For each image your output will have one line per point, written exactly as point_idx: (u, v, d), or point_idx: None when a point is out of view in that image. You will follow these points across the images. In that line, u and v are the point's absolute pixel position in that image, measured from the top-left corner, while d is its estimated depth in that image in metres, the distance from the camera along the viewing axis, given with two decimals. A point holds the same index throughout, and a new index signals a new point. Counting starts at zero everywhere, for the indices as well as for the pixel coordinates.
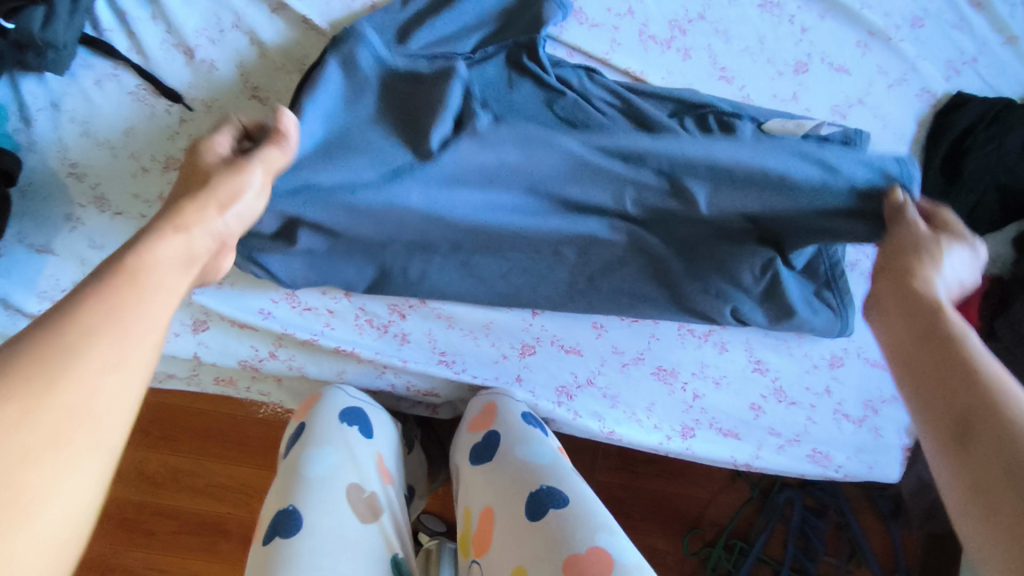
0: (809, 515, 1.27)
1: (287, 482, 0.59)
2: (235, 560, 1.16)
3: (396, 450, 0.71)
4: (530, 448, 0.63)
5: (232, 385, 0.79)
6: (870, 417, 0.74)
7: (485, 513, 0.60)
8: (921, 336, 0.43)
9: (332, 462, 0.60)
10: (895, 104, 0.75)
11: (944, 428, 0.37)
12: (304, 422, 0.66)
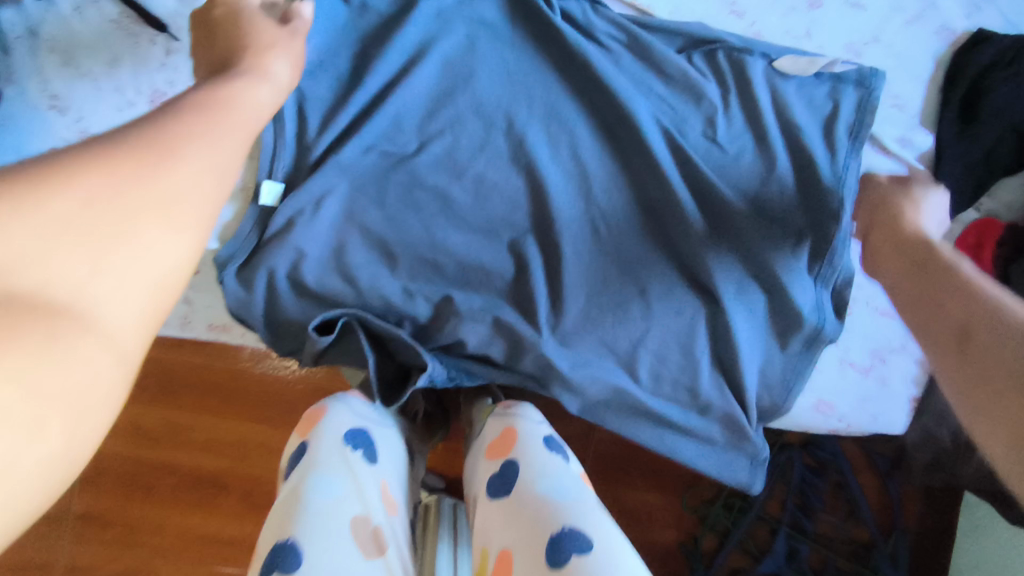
0: (808, 473, 1.27)
1: (284, 511, 0.55)
2: (236, 514, 1.16)
3: (400, 472, 0.70)
4: (551, 484, 0.67)
5: (227, 333, 0.77)
6: (876, 366, 0.72)
7: (503, 554, 0.63)
8: (920, 264, 0.50)
9: (338, 490, 0.57)
10: (911, 42, 0.72)
11: (945, 338, 0.42)
12: (306, 442, 0.63)
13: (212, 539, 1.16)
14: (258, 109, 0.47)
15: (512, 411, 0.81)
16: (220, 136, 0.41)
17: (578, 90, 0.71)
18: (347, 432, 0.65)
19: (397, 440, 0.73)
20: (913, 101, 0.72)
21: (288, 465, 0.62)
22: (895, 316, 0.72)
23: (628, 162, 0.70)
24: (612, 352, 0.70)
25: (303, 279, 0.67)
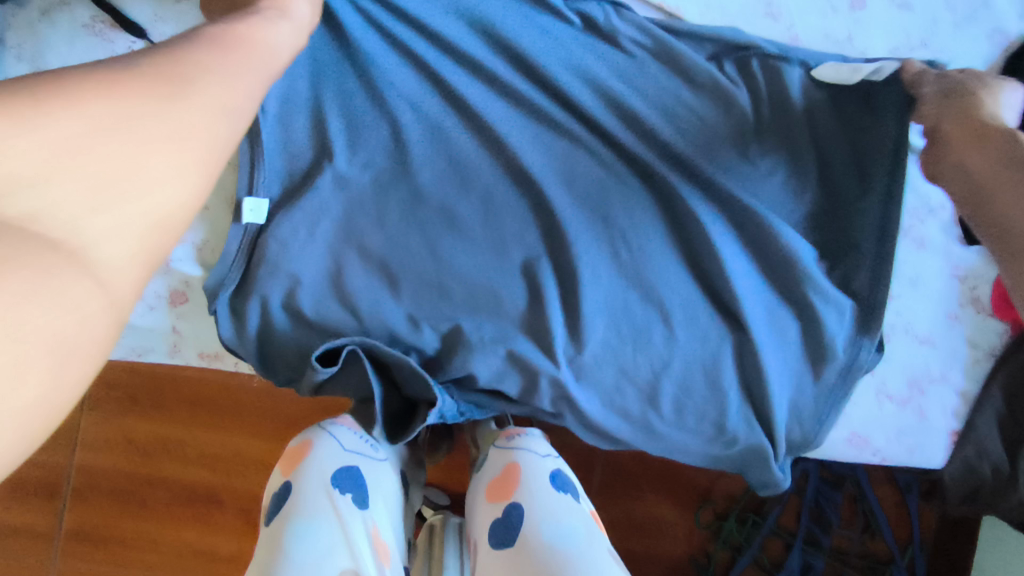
0: (824, 487, 1.23)
1: (269, 563, 0.60)
2: (232, 531, 1.12)
3: (392, 515, 0.74)
4: (552, 538, 0.66)
5: (219, 360, 0.72)
6: (915, 398, 0.67)
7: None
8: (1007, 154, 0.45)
9: (322, 543, 0.62)
10: (961, 46, 0.67)
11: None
12: (291, 485, 0.69)
13: (208, 556, 1.12)
14: (240, 66, 0.40)
15: (516, 445, 0.83)
16: (174, 112, 0.35)
17: (600, 99, 0.66)
18: (335, 477, 0.70)
19: (390, 476, 0.78)
20: None
21: (272, 505, 0.69)
22: (938, 344, 0.67)
23: (650, 180, 0.65)
24: (634, 383, 0.65)
25: (301, 306, 0.63)
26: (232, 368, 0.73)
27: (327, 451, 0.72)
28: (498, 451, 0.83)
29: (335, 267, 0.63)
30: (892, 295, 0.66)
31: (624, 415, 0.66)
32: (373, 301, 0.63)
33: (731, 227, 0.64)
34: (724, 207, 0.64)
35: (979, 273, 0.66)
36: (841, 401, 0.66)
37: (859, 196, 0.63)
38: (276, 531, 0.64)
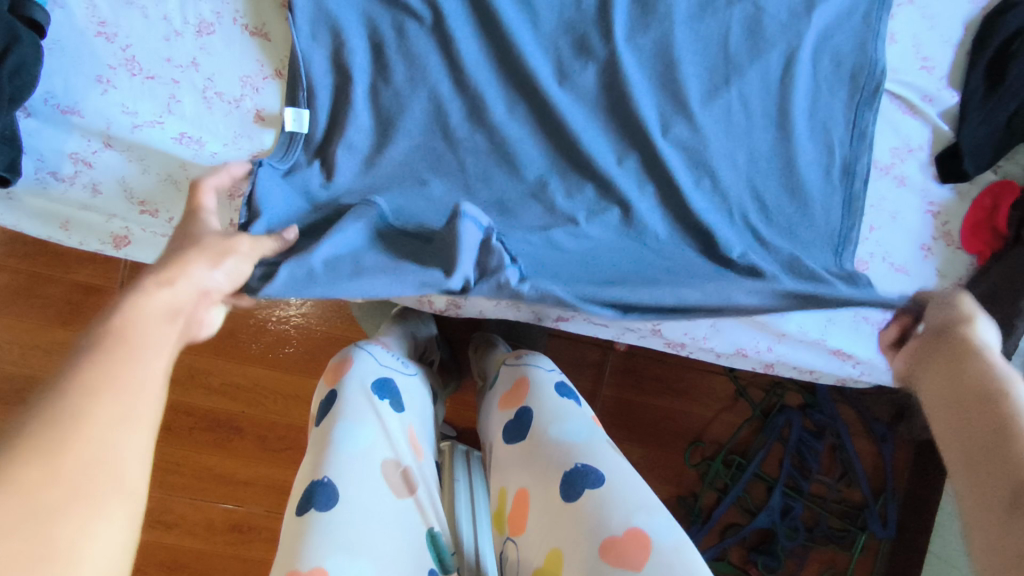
0: (807, 437, 1.29)
1: (318, 455, 0.64)
2: (249, 457, 1.19)
3: (424, 426, 0.80)
4: (562, 424, 0.70)
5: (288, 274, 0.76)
6: (888, 319, 0.74)
7: (520, 493, 0.67)
8: (977, 402, 0.37)
9: (366, 434, 0.67)
10: (944, 5, 0.72)
11: (964, 462, 0.35)
12: (334, 390, 0.73)
13: (226, 480, 1.19)
14: (124, 445, 0.32)
15: (525, 362, 0.85)
16: (109, 468, 0.31)
17: (625, 36, 0.68)
18: (374, 384, 0.75)
19: (419, 388, 0.86)
20: (943, 64, 0.72)
21: (320, 410, 0.73)
22: (912, 273, 0.73)
23: (672, 103, 0.68)
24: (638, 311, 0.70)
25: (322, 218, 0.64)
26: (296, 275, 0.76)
27: (365, 362, 0.77)
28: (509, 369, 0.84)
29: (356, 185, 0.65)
30: (871, 227, 0.73)
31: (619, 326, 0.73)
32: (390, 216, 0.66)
33: (730, 170, 0.68)
34: (729, 139, 0.68)
35: (952, 211, 0.73)
36: (813, 321, 0.73)
37: (834, 108, 0.70)
38: (322, 428, 0.68)
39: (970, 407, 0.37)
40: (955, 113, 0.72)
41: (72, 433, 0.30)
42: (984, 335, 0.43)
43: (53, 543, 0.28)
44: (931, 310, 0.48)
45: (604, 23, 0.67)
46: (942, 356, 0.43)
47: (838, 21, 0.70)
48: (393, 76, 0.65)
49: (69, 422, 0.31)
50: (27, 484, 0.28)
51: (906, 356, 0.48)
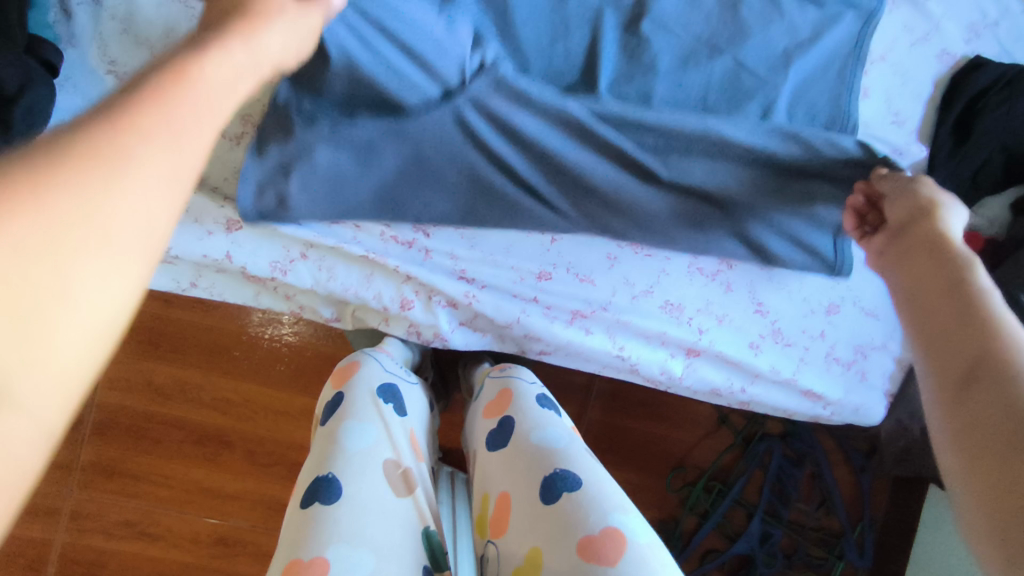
0: (786, 464, 1.32)
1: (324, 451, 0.69)
2: (238, 470, 1.21)
3: (421, 433, 0.83)
4: (544, 430, 0.73)
5: (292, 303, 0.78)
6: (858, 361, 0.77)
7: (503, 497, 0.70)
8: (947, 290, 0.48)
9: (370, 434, 0.71)
10: (915, 63, 0.75)
11: (950, 377, 0.42)
12: (342, 392, 0.77)
13: (213, 494, 1.21)
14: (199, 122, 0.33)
15: (512, 375, 0.87)
16: (174, 151, 0.30)
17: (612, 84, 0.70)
18: (381, 388, 0.79)
19: (420, 399, 0.89)
20: (913, 118, 0.76)
21: (326, 411, 0.77)
22: (881, 316, 0.77)
23: (656, 149, 0.67)
24: (624, 343, 0.75)
25: (325, 244, 0.69)
26: (298, 309, 0.79)
27: (371, 368, 0.82)
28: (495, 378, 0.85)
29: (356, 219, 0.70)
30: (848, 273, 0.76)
31: (597, 362, 0.77)
32: (385, 256, 0.70)
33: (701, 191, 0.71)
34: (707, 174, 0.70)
35: None
36: (784, 361, 0.76)
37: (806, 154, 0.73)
38: (330, 426, 0.72)
39: (942, 301, 0.47)
40: (924, 166, 0.75)
41: (150, 133, 0.29)
42: (946, 225, 0.54)
43: (101, 218, 0.27)
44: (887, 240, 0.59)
45: (592, 72, 0.70)
46: (907, 249, 0.55)
47: (817, 75, 0.73)
48: None
49: (136, 128, 0.29)
50: (109, 155, 0.27)
51: (876, 254, 0.60)
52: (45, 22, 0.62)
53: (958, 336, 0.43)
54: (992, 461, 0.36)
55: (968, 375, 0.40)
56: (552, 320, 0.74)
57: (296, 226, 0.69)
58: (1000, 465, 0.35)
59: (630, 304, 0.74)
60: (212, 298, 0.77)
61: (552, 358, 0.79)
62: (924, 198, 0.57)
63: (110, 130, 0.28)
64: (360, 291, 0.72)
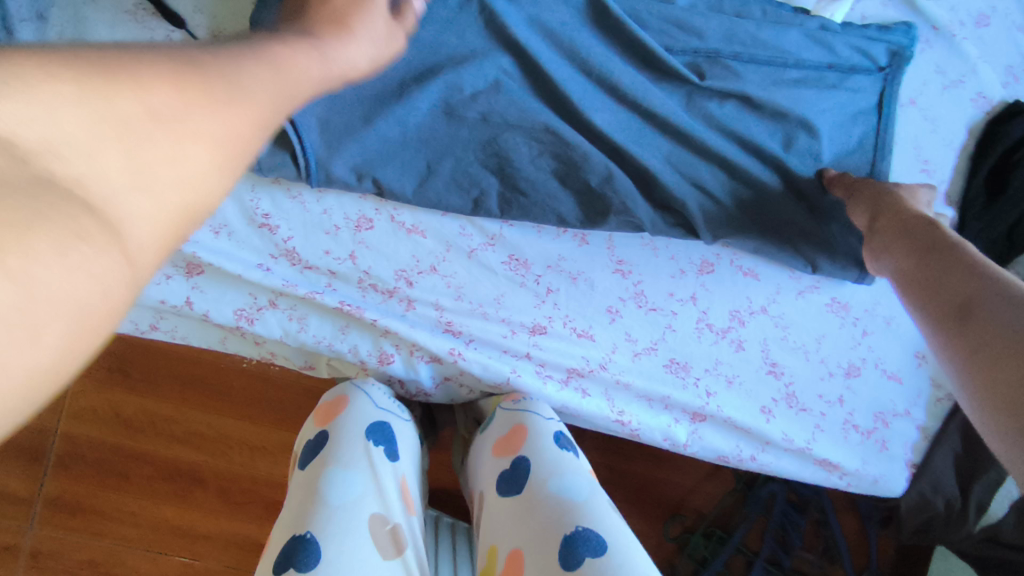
0: (790, 510, 1.22)
1: (303, 507, 0.56)
2: (210, 509, 1.11)
3: (417, 472, 0.69)
4: (564, 475, 0.55)
5: (261, 347, 0.71)
6: (879, 429, 0.71)
7: (512, 557, 0.52)
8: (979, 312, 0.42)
9: (357, 484, 0.58)
10: (948, 107, 0.69)
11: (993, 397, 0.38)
12: (326, 431, 0.64)
13: (183, 532, 1.10)
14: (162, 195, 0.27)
15: (525, 404, 0.64)
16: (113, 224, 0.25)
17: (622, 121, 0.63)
18: (374, 424, 0.65)
19: (414, 436, 0.72)
20: (943, 167, 0.69)
21: (305, 454, 0.64)
22: (905, 381, 0.70)
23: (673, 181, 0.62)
24: (621, 406, 0.69)
25: (296, 294, 0.63)
26: (268, 355, 0.72)
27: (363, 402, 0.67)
28: (501, 413, 0.65)
29: (332, 267, 0.63)
30: (865, 332, 0.69)
31: (593, 426, 0.70)
32: (362, 308, 0.64)
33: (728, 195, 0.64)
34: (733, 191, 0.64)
35: None
36: (799, 429, 0.70)
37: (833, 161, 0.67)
38: (310, 472, 0.60)
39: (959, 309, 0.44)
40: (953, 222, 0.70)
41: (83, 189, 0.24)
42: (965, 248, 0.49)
43: None
44: (884, 230, 0.57)
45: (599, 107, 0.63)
46: (926, 281, 0.49)
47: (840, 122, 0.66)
48: None
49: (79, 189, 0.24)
50: None
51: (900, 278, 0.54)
52: None
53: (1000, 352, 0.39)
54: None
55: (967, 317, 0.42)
56: (545, 380, 0.67)
57: (263, 272, 0.62)
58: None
59: (632, 364, 0.67)
60: (176, 341, 0.71)
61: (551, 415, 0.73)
62: (925, 234, 0.53)
63: (125, 135, 0.26)
64: (334, 341, 0.66)
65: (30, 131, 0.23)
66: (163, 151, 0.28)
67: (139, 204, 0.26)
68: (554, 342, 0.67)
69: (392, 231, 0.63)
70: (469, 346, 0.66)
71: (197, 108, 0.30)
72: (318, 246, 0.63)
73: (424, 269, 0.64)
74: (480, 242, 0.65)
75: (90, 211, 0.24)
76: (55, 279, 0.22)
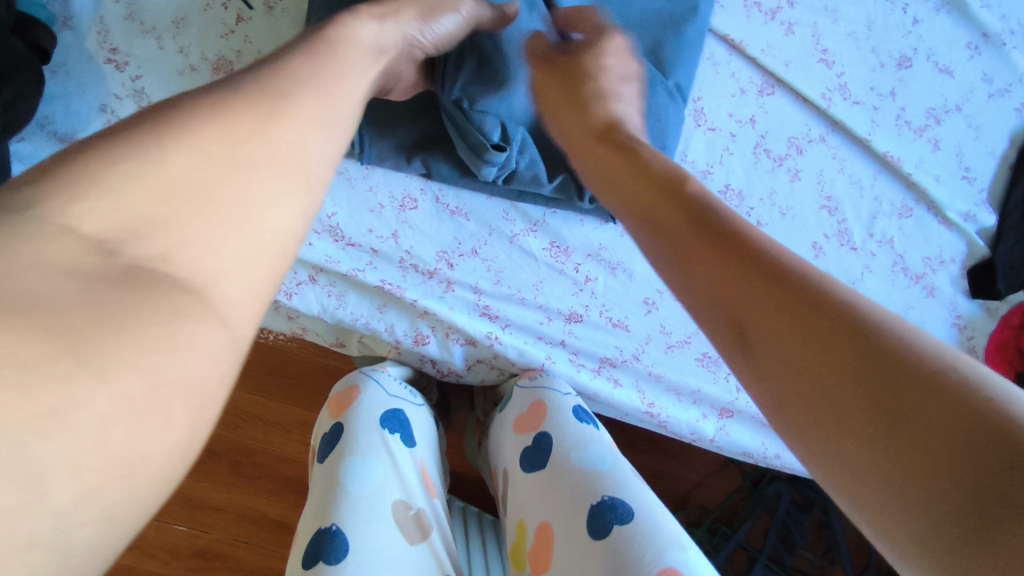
0: (794, 510, 1.21)
1: (324, 496, 0.55)
2: None
3: (434, 457, 0.69)
4: (587, 448, 0.55)
5: (293, 322, 0.70)
6: None
7: (542, 530, 0.52)
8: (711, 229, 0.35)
9: (377, 471, 0.57)
10: (992, 116, 0.69)
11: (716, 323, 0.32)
12: (338, 422, 0.63)
13: None
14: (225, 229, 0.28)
15: (544, 381, 0.64)
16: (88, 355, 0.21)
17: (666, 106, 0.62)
18: (386, 414, 0.64)
19: (428, 421, 0.72)
20: (983, 176, 0.70)
21: (321, 447, 0.62)
22: None
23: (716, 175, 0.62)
24: (651, 397, 0.69)
25: (338, 271, 0.62)
26: (299, 330, 0.72)
27: (375, 393, 0.66)
28: (519, 392, 0.64)
29: (375, 245, 0.63)
30: None
31: (621, 415, 0.71)
32: (402, 288, 0.63)
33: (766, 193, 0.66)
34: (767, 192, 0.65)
35: (978, 325, 0.70)
36: None
37: (875, 154, 0.68)
38: (328, 464, 0.59)
39: (682, 214, 0.37)
40: (993, 231, 0.70)
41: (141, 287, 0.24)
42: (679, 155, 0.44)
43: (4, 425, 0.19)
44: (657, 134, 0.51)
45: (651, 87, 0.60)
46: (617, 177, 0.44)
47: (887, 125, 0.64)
48: (411, 133, 0.59)
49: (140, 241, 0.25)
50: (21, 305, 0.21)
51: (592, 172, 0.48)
52: None
53: (727, 272, 0.32)
54: (818, 346, 0.27)
55: (676, 194, 0.39)
56: (579, 368, 0.67)
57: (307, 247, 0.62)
58: (803, 329, 0.28)
59: (665, 355, 0.68)
60: None
61: (589, 407, 0.71)
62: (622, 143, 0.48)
63: (180, 200, 0.27)
64: (370, 319, 0.65)
65: (109, 226, 0.25)
66: (242, 207, 0.29)
67: (221, 263, 0.27)
68: (589, 330, 0.67)
69: (435, 212, 0.64)
70: (504, 330, 0.66)
71: (234, 158, 0.30)
72: (363, 224, 0.63)
73: (465, 252, 0.65)
74: (523, 228, 0.65)
75: (180, 289, 0.25)
76: (161, 360, 0.24)
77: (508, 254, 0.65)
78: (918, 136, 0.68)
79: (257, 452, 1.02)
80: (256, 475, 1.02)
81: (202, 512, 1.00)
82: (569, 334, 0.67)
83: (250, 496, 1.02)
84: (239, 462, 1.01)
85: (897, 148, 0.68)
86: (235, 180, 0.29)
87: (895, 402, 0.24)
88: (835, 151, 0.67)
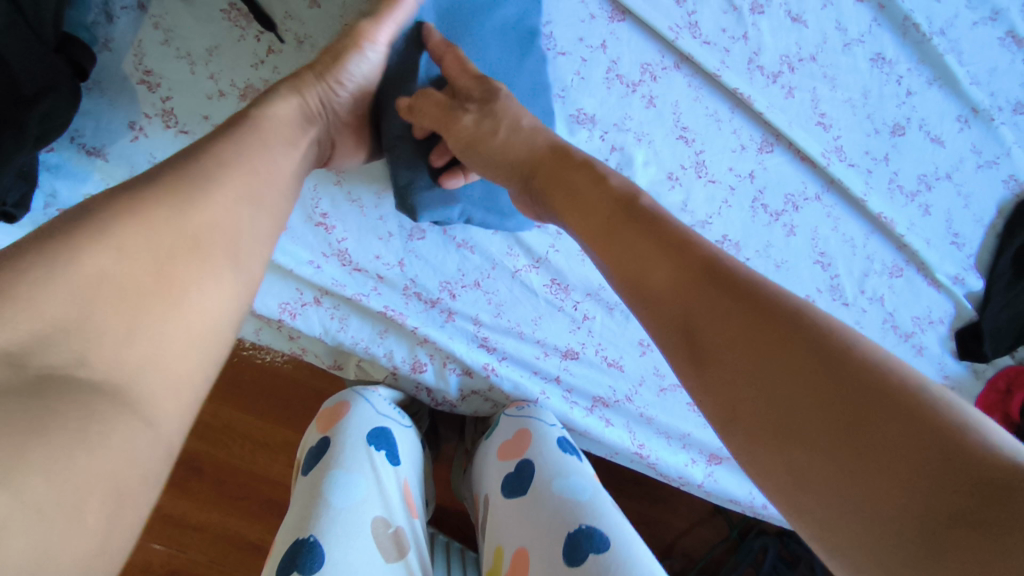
0: (780, 565, 1.19)
1: (307, 508, 0.55)
2: None
3: (416, 475, 0.69)
4: (567, 477, 0.56)
5: (297, 341, 0.72)
6: None
7: (518, 556, 0.52)
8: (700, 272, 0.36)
9: (360, 486, 0.58)
10: (980, 186, 0.72)
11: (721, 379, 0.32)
12: (328, 436, 0.63)
13: None
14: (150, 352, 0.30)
15: (532, 413, 0.65)
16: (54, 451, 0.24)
17: None
18: (374, 432, 0.65)
19: (414, 442, 0.73)
20: (972, 242, 0.72)
21: (307, 459, 0.63)
22: None
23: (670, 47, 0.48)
24: (641, 437, 0.70)
25: (343, 294, 0.64)
26: (302, 350, 0.73)
27: (366, 411, 0.66)
28: (505, 419, 0.66)
29: (381, 272, 0.65)
30: None
31: (610, 454, 0.72)
32: (404, 315, 0.66)
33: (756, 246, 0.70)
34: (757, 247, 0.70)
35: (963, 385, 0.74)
36: None
37: (869, 215, 0.70)
38: (314, 475, 0.59)
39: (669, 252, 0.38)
40: (980, 296, 0.73)
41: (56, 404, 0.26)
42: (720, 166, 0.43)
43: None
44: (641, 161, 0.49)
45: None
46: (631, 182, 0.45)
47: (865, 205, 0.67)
48: None
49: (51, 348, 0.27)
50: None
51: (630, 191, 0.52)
52: (83, 22, 0.56)
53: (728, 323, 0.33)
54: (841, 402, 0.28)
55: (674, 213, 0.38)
56: (571, 405, 0.69)
57: (313, 269, 0.64)
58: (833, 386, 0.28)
59: (656, 398, 0.69)
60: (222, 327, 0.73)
61: (580, 441, 0.73)
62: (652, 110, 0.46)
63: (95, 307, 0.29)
64: (370, 341, 0.67)
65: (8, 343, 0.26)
66: (167, 305, 0.32)
67: (137, 360, 0.30)
68: (584, 368, 0.69)
69: (443, 241, 0.65)
70: (498, 365, 0.68)
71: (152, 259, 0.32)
72: (369, 250, 0.64)
73: (467, 283, 0.66)
74: (525, 265, 0.66)
75: (95, 394, 0.27)
76: (89, 427, 0.26)
77: (512, 289, 0.67)
78: (909, 200, 0.71)
79: (241, 471, 1.01)
80: (242, 495, 1.01)
81: (181, 532, 0.99)
82: (564, 370, 0.68)
83: (230, 517, 1.01)
84: (224, 480, 1.01)
85: (890, 211, 0.70)
86: (158, 277, 0.32)
87: (922, 466, 0.25)
88: (829, 210, 0.70)
